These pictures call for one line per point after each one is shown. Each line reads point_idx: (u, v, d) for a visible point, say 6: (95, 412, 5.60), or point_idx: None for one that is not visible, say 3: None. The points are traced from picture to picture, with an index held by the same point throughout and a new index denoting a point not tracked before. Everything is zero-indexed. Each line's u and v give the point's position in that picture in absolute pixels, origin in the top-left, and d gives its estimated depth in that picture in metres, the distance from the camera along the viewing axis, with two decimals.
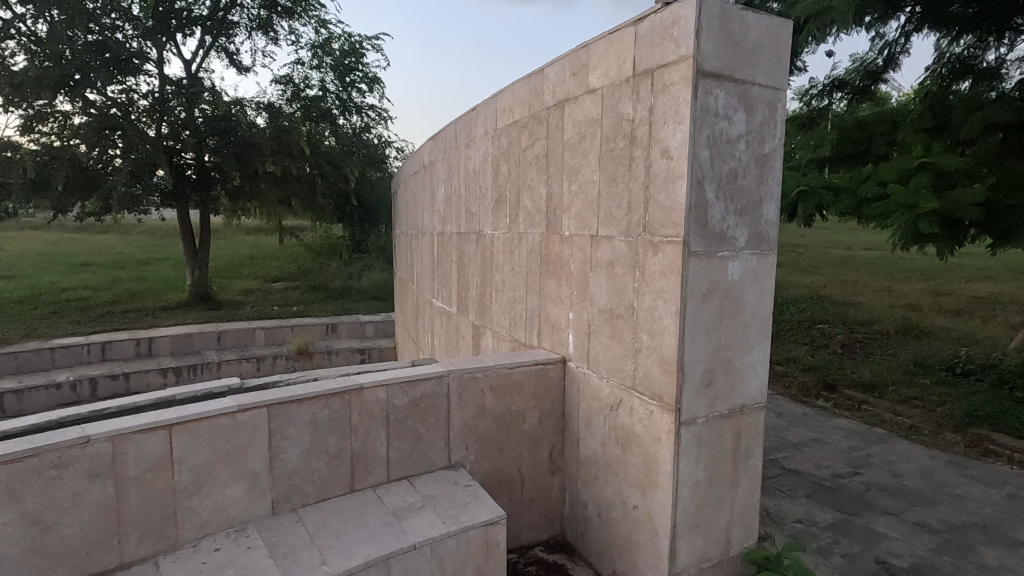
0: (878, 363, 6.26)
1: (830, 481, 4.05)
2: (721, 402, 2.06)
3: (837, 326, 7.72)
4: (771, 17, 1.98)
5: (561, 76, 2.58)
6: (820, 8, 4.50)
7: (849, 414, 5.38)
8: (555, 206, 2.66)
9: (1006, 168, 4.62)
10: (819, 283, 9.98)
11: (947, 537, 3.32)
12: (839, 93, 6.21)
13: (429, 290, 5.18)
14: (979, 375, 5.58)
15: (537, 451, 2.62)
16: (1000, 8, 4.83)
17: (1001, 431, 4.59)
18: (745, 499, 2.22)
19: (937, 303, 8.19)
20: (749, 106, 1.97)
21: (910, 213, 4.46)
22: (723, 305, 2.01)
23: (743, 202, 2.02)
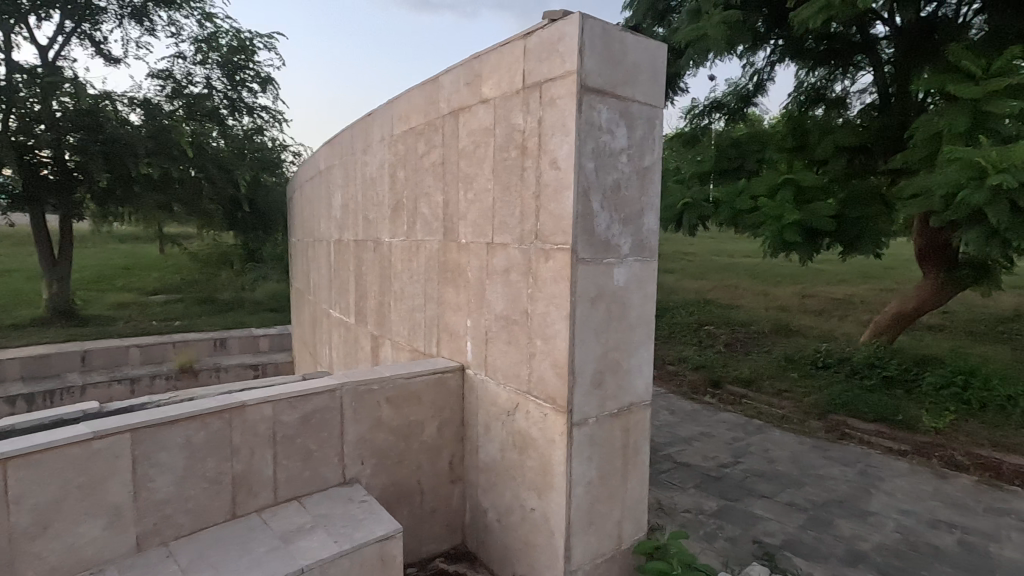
0: (755, 360, 6.88)
1: (715, 472, 4.37)
2: (610, 402, 2.17)
3: (722, 327, 8.39)
4: (648, 41, 2.12)
5: (455, 85, 2.60)
6: (697, 34, 4.91)
7: (732, 408, 5.86)
8: (452, 214, 2.67)
9: (852, 186, 5.29)
10: (707, 288, 10.80)
11: (812, 514, 3.70)
12: (717, 113, 6.97)
13: (326, 301, 4.97)
14: (836, 367, 6.30)
15: (437, 460, 2.59)
16: (845, 47, 5.56)
17: (854, 416, 5.21)
18: (636, 494, 2.34)
19: (804, 304, 9.18)
20: (630, 121, 2.10)
21: (777, 224, 4.96)
22: (610, 310, 2.12)
23: (627, 211, 2.14)
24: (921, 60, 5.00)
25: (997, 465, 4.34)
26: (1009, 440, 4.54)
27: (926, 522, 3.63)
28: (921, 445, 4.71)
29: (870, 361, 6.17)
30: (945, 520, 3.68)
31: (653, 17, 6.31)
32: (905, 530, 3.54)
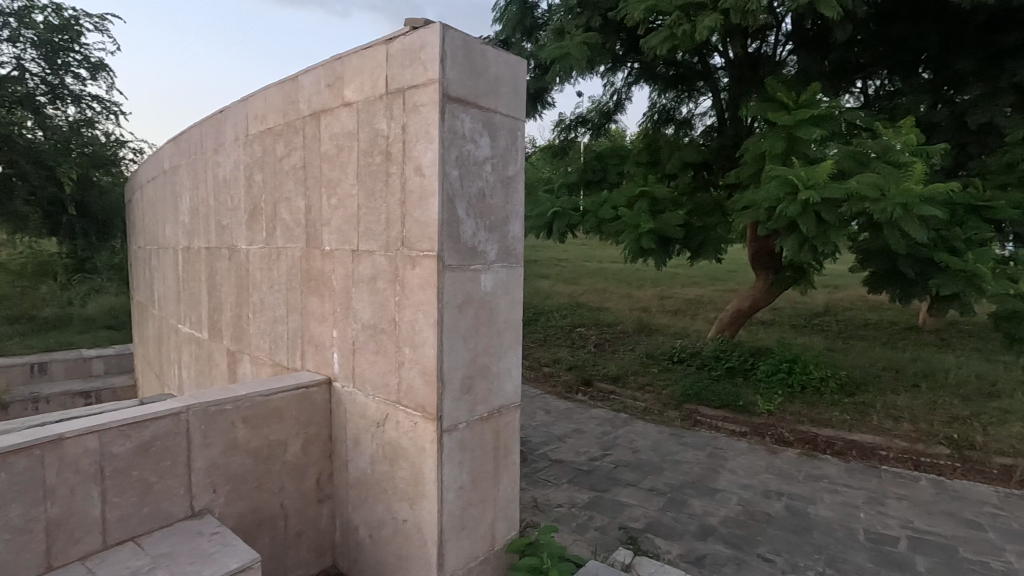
0: (622, 358, 7.40)
1: (587, 465, 4.62)
2: (480, 406, 2.21)
3: (592, 328, 8.91)
4: (508, 55, 2.21)
5: (315, 86, 2.49)
6: (561, 52, 5.19)
7: (601, 404, 6.26)
8: (315, 220, 2.55)
9: (697, 198, 5.91)
10: (578, 292, 11.43)
11: (671, 497, 4.06)
12: (582, 128, 7.51)
13: (175, 315, 4.48)
14: (689, 360, 6.99)
15: (302, 480, 2.45)
16: (688, 73, 6.25)
17: (704, 404, 5.81)
18: (508, 493, 2.40)
19: (662, 305, 10.07)
20: (492, 132, 2.17)
21: (635, 232, 5.40)
22: (478, 316, 2.17)
23: (492, 219, 2.21)
24: (748, 90, 5.75)
25: (814, 438, 5.09)
26: (822, 416, 5.35)
27: (761, 493, 4.15)
28: (757, 426, 5.39)
29: (717, 354, 6.92)
30: (776, 489, 4.23)
31: (521, 32, 6.57)
32: (745, 502, 4.01)
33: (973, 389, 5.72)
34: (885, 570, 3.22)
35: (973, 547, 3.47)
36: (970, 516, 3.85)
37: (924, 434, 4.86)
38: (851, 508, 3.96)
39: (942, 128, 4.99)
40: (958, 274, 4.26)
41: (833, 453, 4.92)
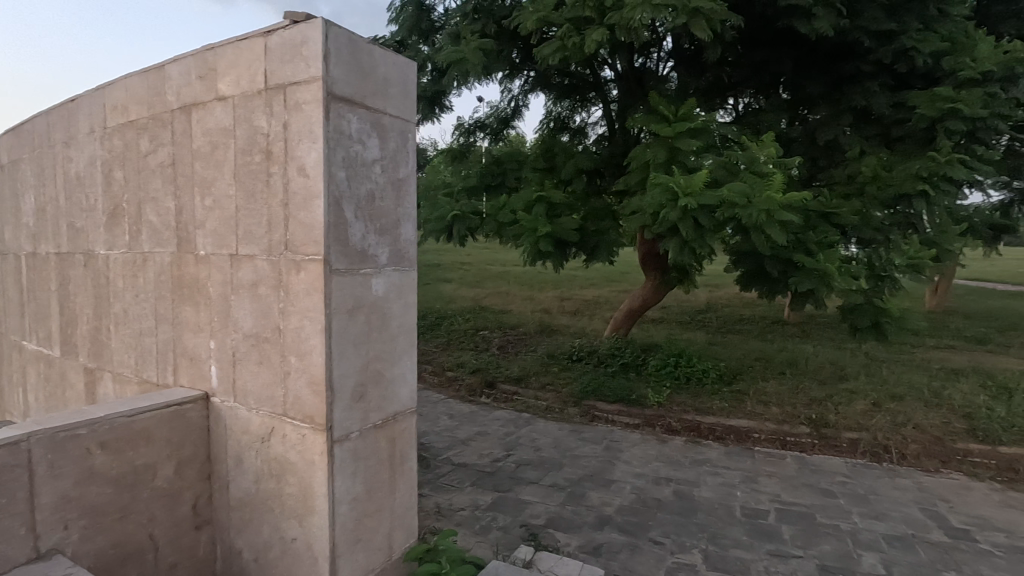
0: (523, 359, 7.54)
1: (490, 467, 4.65)
2: (373, 413, 2.16)
3: (495, 331, 9.01)
4: (396, 56, 2.19)
5: (185, 77, 2.29)
6: (457, 56, 5.21)
7: (505, 406, 6.35)
8: (187, 221, 2.35)
9: (591, 203, 6.19)
10: (481, 295, 11.51)
11: (570, 491, 4.21)
12: (481, 133, 7.66)
13: (16, 331, 3.89)
14: (587, 358, 7.27)
15: (176, 508, 2.24)
16: (580, 84, 6.56)
17: (601, 400, 6.08)
18: (406, 500, 2.37)
19: (563, 306, 10.43)
20: (382, 133, 2.14)
21: (534, 235, 5.55)
22: (369, 321, 2.12)
23: (382, 222, 2.18)
24: (634, 102, 6.13)
25: (698, 426, 5.51)
26: (705, 404, 5.80)
27: (652, 481, 4.42)
28: (648, 418, 5.74)
29: (612, 351, 7.27)
30: (665, 476, 4.53)
31: (417, 34, 6.50)
32: (638, 490, 4.25)
33: (827, 374, 6.51)
34: (758, 541, 3.56)
35: (827, 513, 3.93)
36: (825, 486, 4.37)
37: (789, 415, 5.43)
38: (730, 487, 4.33)
39: (797, 143, 5.63)
40: (811, 272, 4.83)
41: (714, 438, 5.36)
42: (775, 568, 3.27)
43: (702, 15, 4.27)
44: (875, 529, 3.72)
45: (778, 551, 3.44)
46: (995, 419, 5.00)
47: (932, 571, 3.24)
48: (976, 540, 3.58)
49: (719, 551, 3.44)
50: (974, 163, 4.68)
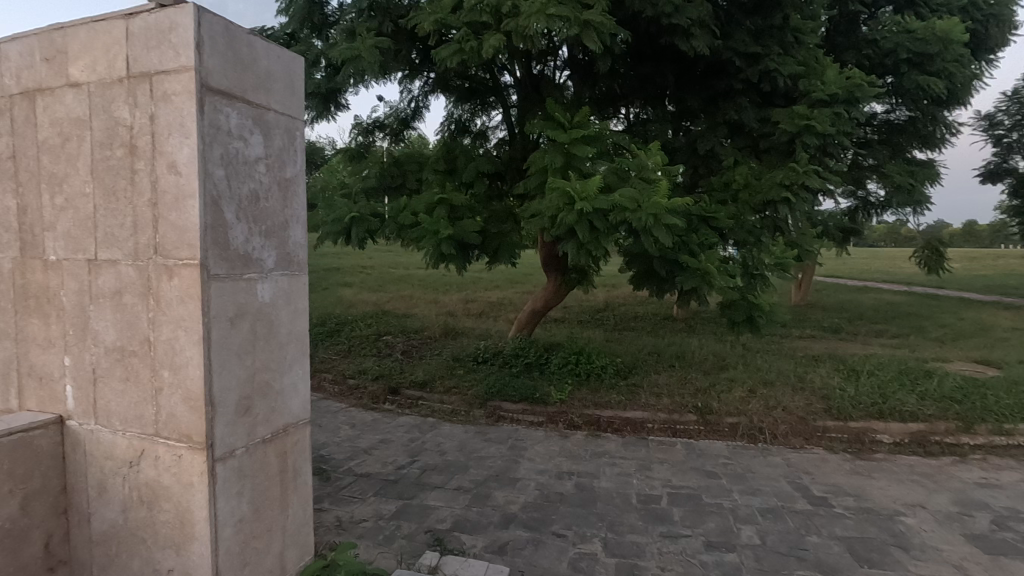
0: (428, 363, 7.44)
1: (393, 475, 4.54)
2: (261, 427, 2.04)
3: (398, 336, 8.82)
4: (281, 49, 2.08)
5: (27, 59, 2.02)
6: (352, 54, 5.05)
7: (409, 412, 6.25)
8: (32, 222, 2.07)
9: (492, 206, 6.25)
10: (384, 299, 11.25)
11: (475, 492, 4.22)
12: (380, 133, 7.50)
13: None
14: (492, 359, 7.33)
15: (23, 549, 1.97)
16: (480, 88, 6.62)
17: (506, 400, 6.16)
18: (300, 517, 2.26)
19: (467, 309, 10.47)
20: (265, 130, 2.02)
21: (435, 237, 5.51)
22: (254, 329, 2.00)
23: (268, 224, 2.06)
24: (532, 108, 6.29)
25: (598, 420, 5.77)
26: (603, 398, 6.07)
27: (554, 476, 4.56)
28: (551, 415, 5.91)
29: (516, 351, 7.38)
30: (567, 470, 4.69)
31: (309, 27, 6.22)
32: (541, 486, 4.36)
33: (711, 365, 7.08)
34: (651, 525, 3.79)
35: (711, 493, 4.28)
36: (709, 468, 4.75)
37: (678, 404, 5.84)
38: (626, 476, 4.58)
39: (680, 152, 6.07)
40: (695, 271, 5.23)
41: (612, 431, 5.65)
42: (667, 548, 3.50)
43: (592, 28, 4.48)
44: (751, 504, 4.10)
45: (669, 532, 3.69)
46: (846, 398, 5.71)
47: (797, 536, 3.64)
48: (832, 505, 4.07)
49: (616, 538, 3.61)
50: (826, 174, 5.31)
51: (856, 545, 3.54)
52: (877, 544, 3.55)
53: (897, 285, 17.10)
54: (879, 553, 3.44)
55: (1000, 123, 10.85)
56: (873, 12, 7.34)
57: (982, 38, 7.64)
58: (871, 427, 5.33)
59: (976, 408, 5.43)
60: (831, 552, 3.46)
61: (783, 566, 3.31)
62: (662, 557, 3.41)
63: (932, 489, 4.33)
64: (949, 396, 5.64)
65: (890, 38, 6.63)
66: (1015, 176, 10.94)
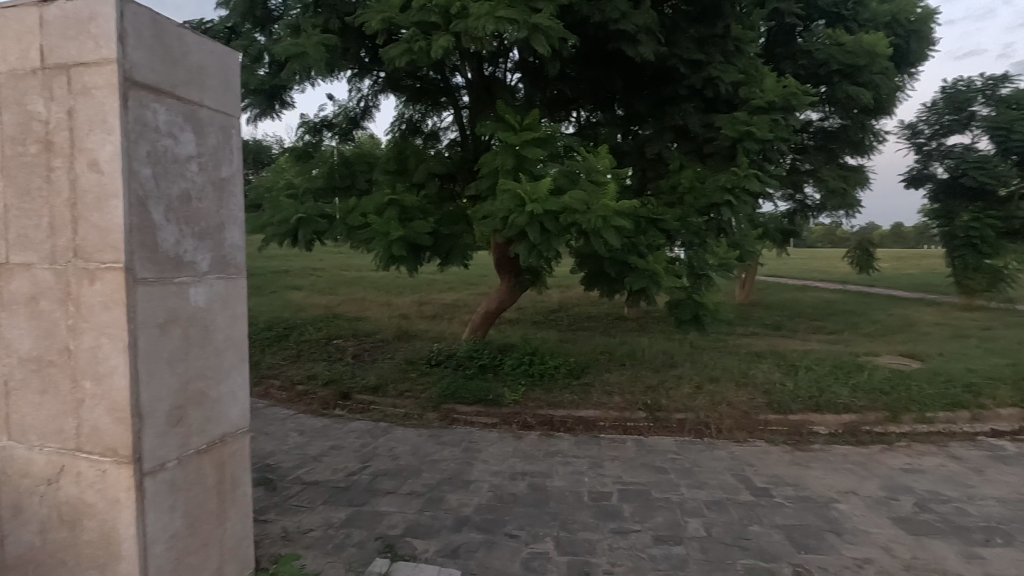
0: (380, 366, 7.30)
1: (344, 482, 4.44)
2: (195, 438, 1.99)
3: (350, 339, 8.64)
4: (215, 42, 2.04)
5: None
6: (298, 50, 4.90)
7: (361, 417, 6.12)
8: None
9: (444, 207, 6.20)
10: (334, 302, 11.01)
11: (429, 496, 4.18)
12: (328, 132, 7.33)
13: None
14: (445, 361, 7.26)
15: None
16: (431, 88, 6.57)
17: (460, 402, 6.14)
18: (240, 530, 2.21)
19: (420, 311, 10.41)
20: (198, 127, 1.97)
21: (385, 239, 5.43)
22: (187, 334, 1.94)
23: (202, 224, 2.00)
24: (483, 109, 6.28)
25: (551, 419, 5.82)
26: (556, 398, 6.13)
27: (508, 477, 4.56)
28: (505, 416, 5.93)
29: (470, 353, 7.34)
30: (520, 470, 4.70)
31: (251, 21, 6.00)
32: (494, 488, 4.35)
33: (660, 362, 7.27)
34: (603, 522, 3.85)
35: (660, 488, 4.39)
36: (658, 463, 4.87)
37: (629, 402, 5.96)
38: (579, 474, 4.63)
39: (628, 155, 6.20)
40: (644, 272, 5.35)
41: (565, 429, 5.71)
42: (617, 544, 3.56)
43: (541, 31, 4.53)
44: (698, 497, 4.23)
45: (620, 528, 3.76)
46: (786, 392, 5.97)
47: (741, 527, 3.78)
48: (772, 495, 4.25)
49: (568, 536, 3.65)
50: (766, 178, 5.53)
51: (795, 532, 3.71)
52: (814, 530, 3.73)
53: (832, 284, 18.07)
54: (815, 539, 3.62)
55: (921, 132, 11.60)
56: (808, 24, 7.66)
57: (905, 52, 8.20)
58: (809, 419, 5.60)
59: (901, 398, 5.79)
60: (771, 540, 3.61)
61: (727, 556, 3.43)
62: (613, 553, 3.47)
63: (863, 476, 4.59)
64: (878, 388, 6.00)
65: (823, 50, 7.00)
66: (934, 182, 11.75)
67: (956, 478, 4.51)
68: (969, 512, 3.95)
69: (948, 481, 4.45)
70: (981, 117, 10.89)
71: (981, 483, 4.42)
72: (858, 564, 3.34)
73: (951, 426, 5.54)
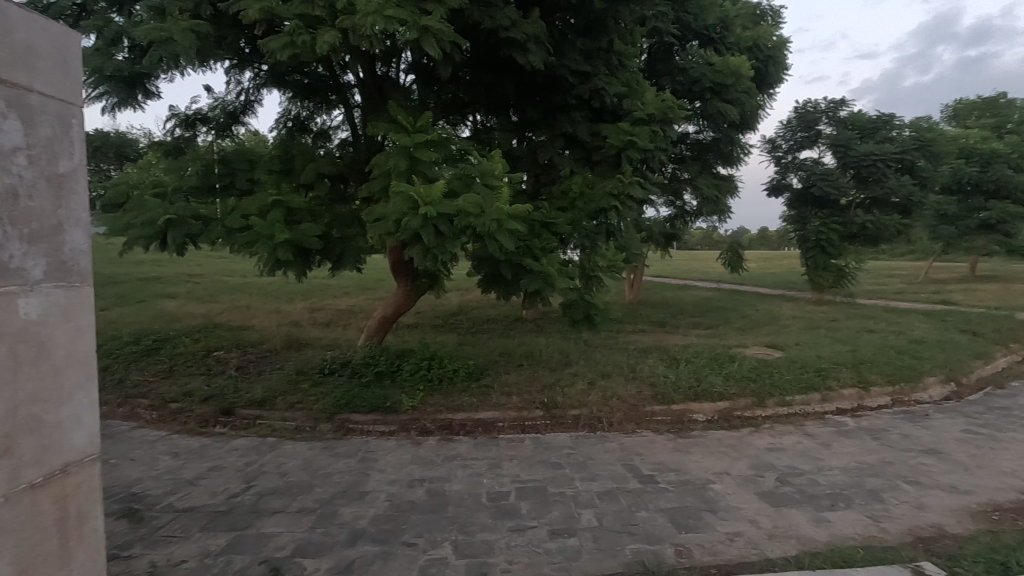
0: (267, 378, 6.82)
1: (224, 506, 4.10)
2: (28, 470, 1.91)
3: (233, 350, 8.00)
4: (46, 21, 2.01)
5: None
6: (163, 36, 4.47)
7: (245, 433, 5.70)
8: None
9: (335, 210, 5.97)
10: (215, 311, 10.19)
11: (320, 512, 3.98)
12: (203, 127, 6.75)
13: None
14: (339, 370, 6.95)
15: None
16: (318, 86, 6.29)
17: (356, 411, 5.91)
18: (88, 570, 2.15)
19: (313, 318, 9.96)
20: (26, 115, 1.91)
21: (269, 242, 5.11)
22: (15, 351, 1.87)
23: (33, 226, 1.94)
24: (375, 109, 6.13)
25: (450, 423, 5.80)
26: (456, 402, 6.11)
27: (406, 485, 4.46)
28: (404, 423, 5.80)
29: (366, 360, 7.09)
30: (418, 477, 4.63)
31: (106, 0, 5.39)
32: (391, 497, 4.25)
33: (556, 361, 7.53)
34: (501, 521, 3.89)
35: (555, 483, 4.53)
36: (554, 459, 5.02)
37: (527, 402, 6.10)
38: (477, 476, 4.66)
39: (522, 161, 6.36)
40: (538, 275, 5.51)
41: (464, 433, 5.71)
42: (514, 542, 3.62)
43: (431, 33, 4.50)
44: (591, 489, 4.42)
45: (517, 526, 3.82)
46: (669, 384, 6.43)
47: (629, 513, 4.00)
48: (657, 481, 4.54)
49: (467, 539, 3.65)
50: (648, 185, 5.90)
51: (676, 514, 3.99)
52: (693, 511, 4.03)
53: (709, 282, 19.78)
54: (694, 519, 3.92)
55: (779, 146, 13.11)
56: (683, 44, 8.19)
57: (764, 74, 9.18)
58: (689, 408, 6.07)
59: (765, 384, 6.46)
60: (656, 523, 3.86)
61: (617, 543, 3.60)
62: (510, 551, 3.52)
63: (734, 457, 5.05)
64: (747, 376, 6.65)
65: (697, 68, 7.64)
66: (790, 191, 13.27)
67: (809, 453, 5.11)
68: (820, 482, 4.49)
69: (803, 456, 5.03)
70: (826, 135, 12.45)
71: (828, 455, 5.04)
72: (730, 538, 3.66)
73: (806, 407, 6.26)
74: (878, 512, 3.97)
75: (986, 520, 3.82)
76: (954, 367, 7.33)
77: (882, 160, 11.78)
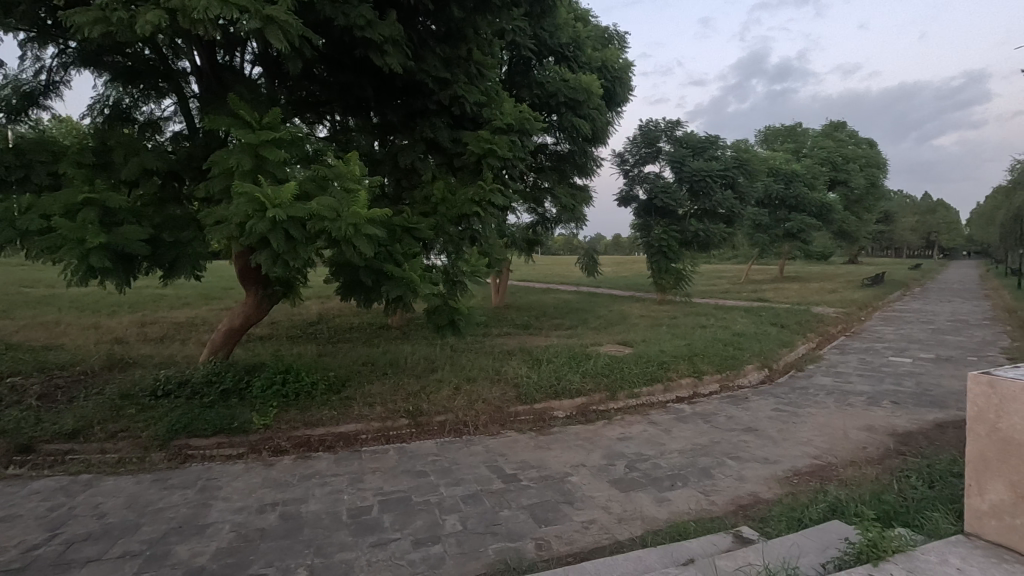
0: (79, 407, 5.83)
1: (18, 562, 3.43)
2: None
3: (33, 376, 6.73)
4: None
5: None
6: None
7: (49, 473, 4.82)
8: None
9: (166, 212, 5.31)
10: (9, 328, 8.52)
11: (149, 554, 3.50)
12: None
13: None
14: (176, 392, 6.18)
15: None
16: (144, 70, 5.56)
17: (195, 435, 5.29)
18: None
19: (142, 333, 8.77)
20: None
21: (79, 247, 4.38)
22: None
23: None
24: (214, 100, 5.57)
25: (308, 440, 5.46)
26: (313, 416, 5.75)
27: (254, 511, 4.10)
28: (253, 444, 5.33)
29: (208, 378, 6.38)
30: (270, 501, 4.28)
31: None
32: (237, 526, 3.87)
33: (421, 368, 7.43)
34: (361, 538, 3.73)
35: (419, 491, 4.47)
36: (419, 467, 4.96)
37: (391, 411, 5.94)
38: (337, 493, 4.43)
39: (381, 165, 6.19)
40: (400, 280, 5.40)
41: (324, 448, 5.40)
42: (375, 557, 3.50)
43: (277, 24, 4.20)
44: (455, 494, 4.42)
45: (378, 540, 3.70)
46: (531, 384, 6.69)
47: (492, 514, 4.08)
48: (519, 478, 4.70)
49: (323, 561, 3.45)
50: (509, 192, 6.07)
51: (536, 509, 4.14)
52: (551, 504, 4.22)
53: (570, 286, 20.98)
54: (553, 512, 4.10)
55: (627, 160, 14.33)
56: (540, 58, 8.61)
57: (612, 92, 9.96)
58: (549, 406, 6.35)
59: (617, 379, 7.00)
60: (517, 520, 3.97)
61: (480, 545, 3.65)
62: (371, 568, 3.39)
63: (589, 449, 5.38)
64: (601, 372, 7.15)
65: (552, 83, 8.04)
66: (638, 202, 14.56)
67: (653, 439, 5.63)
68: (662, 465, 4.96)
69: (648, 443, 5.52)
70: (665, 151, 13.89)
71: (669, 440, 5.60)
72: (584, 526, 3.90)
73: (651, 398, 6.89)
74: (708, 487, 4.49)
75: (789, 484, 4.50)
76: (766, 355, 8.57)
77: (710, 176, 13.41)
